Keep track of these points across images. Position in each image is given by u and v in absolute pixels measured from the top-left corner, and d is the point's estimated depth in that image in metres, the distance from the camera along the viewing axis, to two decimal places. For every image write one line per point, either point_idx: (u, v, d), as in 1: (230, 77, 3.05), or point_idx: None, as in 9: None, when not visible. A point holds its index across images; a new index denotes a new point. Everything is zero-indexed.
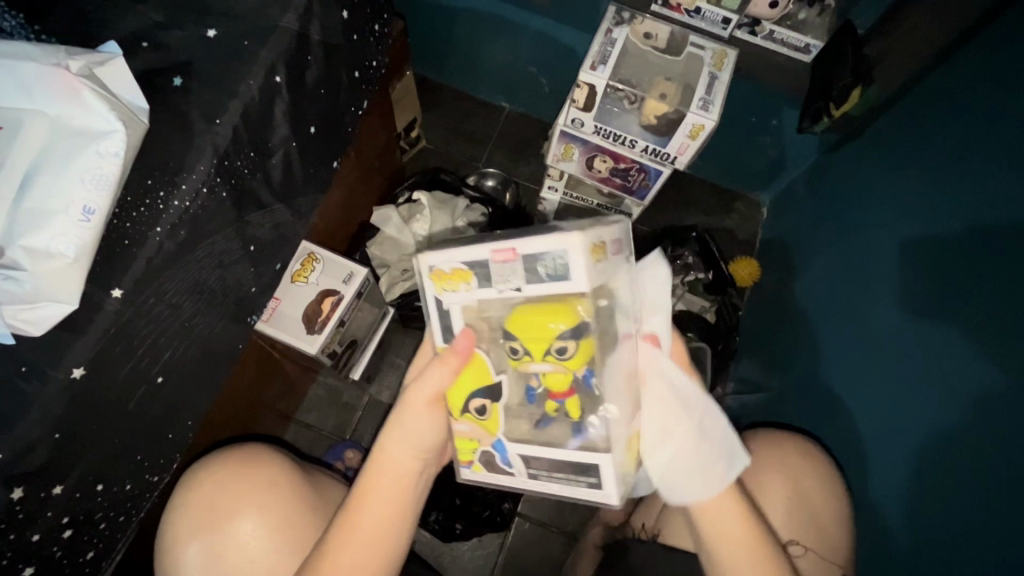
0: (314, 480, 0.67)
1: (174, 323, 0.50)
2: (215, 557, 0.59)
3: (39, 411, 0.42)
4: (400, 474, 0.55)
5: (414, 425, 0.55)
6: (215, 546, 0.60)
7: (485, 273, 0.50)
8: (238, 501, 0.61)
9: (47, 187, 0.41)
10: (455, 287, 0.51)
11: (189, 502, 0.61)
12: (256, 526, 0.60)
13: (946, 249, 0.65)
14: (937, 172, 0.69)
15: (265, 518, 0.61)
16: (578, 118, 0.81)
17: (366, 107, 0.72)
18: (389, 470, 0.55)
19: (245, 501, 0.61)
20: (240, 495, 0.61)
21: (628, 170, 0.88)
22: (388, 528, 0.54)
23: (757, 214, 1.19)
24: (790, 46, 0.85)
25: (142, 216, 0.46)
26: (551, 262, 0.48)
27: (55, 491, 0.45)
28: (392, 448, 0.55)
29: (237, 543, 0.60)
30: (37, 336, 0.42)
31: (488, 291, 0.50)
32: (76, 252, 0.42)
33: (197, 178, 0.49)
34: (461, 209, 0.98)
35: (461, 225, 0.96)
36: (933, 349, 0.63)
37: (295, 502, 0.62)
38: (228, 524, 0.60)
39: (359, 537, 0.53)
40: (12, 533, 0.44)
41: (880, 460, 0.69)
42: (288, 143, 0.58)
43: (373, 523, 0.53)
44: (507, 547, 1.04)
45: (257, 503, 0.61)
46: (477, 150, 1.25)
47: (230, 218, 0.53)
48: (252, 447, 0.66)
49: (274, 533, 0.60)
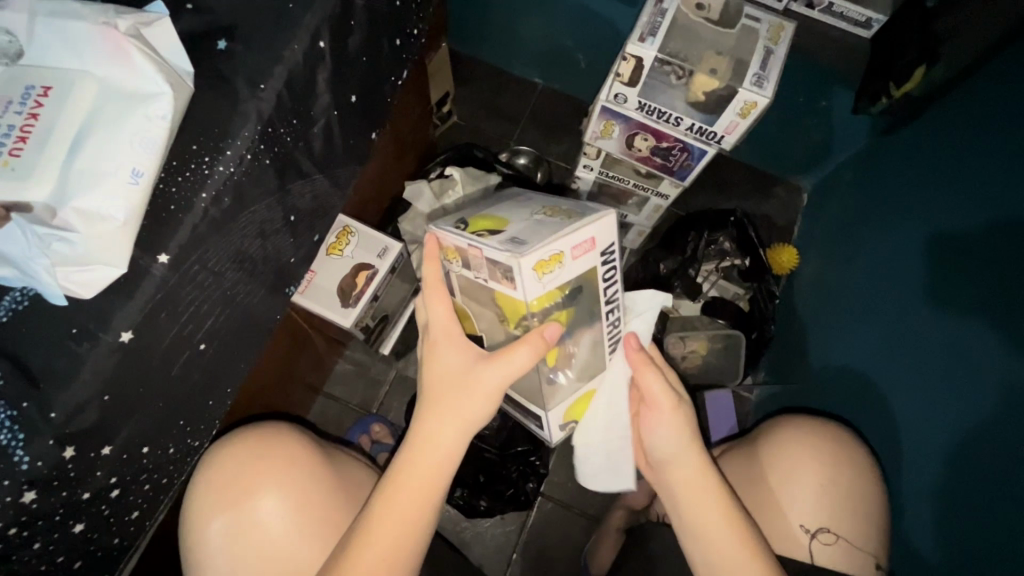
0: (333, 456, 0.68)
1: (215, 291, 0.50)
2: (238, 532, 0.61)
3: (88, 372, 0.42)
4: (442, 459, 0.54)
5: (477, 384, 0.53)
6: (236, 522, 0.61)
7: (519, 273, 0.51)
8: (256, 479, 0.62)
9: (96, 149, 0.41)
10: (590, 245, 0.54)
11: (208, 482, 0.62)
12: (276, 504, 0.61)
13: (998, 232, 0.61)
14: (995, 158, 0.64)
15: (286, 496, 0.62)
16: (622, 93, 0.78)
17: (404, 78, 0.71)
18: (428, 460, 0.54)
19: (263, 479, 0.62)
20: (261, 471, 0.62)
21: (670, 150, 0.85)
22: (424, 512, 0.54)
23: (797, 200, 1.15)
24: (850, 21, 0.82)
25: (187, 181, 0.46)
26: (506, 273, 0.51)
27: (104, 452, 0.45)
28: (435, 435, 0.54)
29: (257, 519, 0.61)
30: (87, 298, 0.42)
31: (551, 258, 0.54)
32: (125, 215, 0.41)
33: (241, 144, 0.48)
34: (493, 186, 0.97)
35: None
36: (976, 341, 0.60)
37: (315, 480, 0.63)
38: (252, 500, 0.61)
39: (404, 507, 0.53)
40: (64, 490, 0.44)
41: (915, 447, 0.67)
42: (330, 112, 0.56)
43: (416, 498, 0.53)
44: (529, 526, 1.05)
45: (276, 481, 0.62)
46: (509, 127, 1.22)
47: (273, 186, 0.52)
48: (270, 425, 0.66)
49: (298, 509, 0.61)
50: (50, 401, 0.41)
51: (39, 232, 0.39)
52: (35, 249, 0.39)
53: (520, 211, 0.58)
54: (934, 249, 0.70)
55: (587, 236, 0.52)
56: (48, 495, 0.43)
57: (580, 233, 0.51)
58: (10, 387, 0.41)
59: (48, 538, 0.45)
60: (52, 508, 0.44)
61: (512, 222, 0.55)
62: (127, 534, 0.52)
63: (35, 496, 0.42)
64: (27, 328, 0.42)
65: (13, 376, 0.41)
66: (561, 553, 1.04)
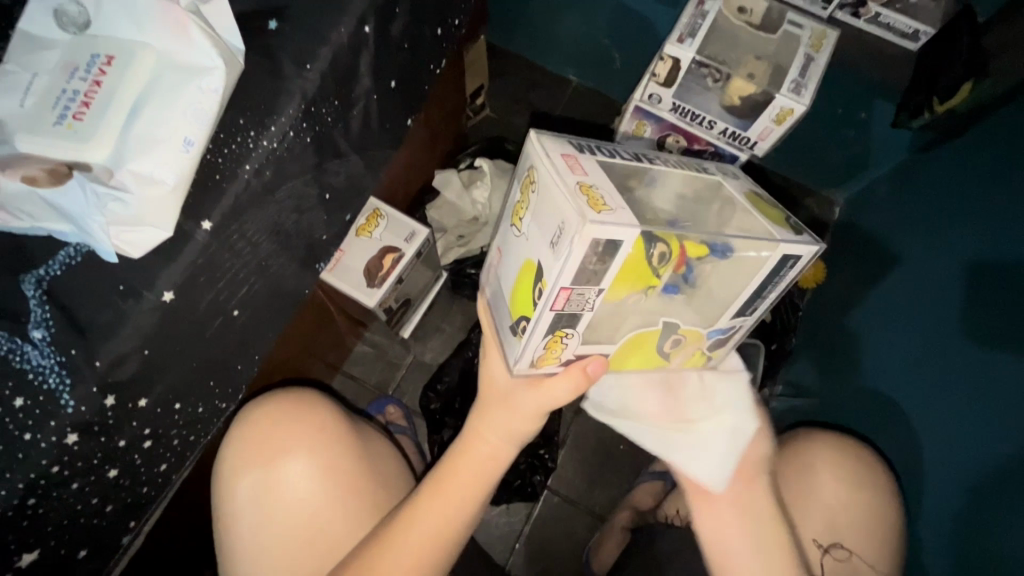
0: (359, 429, 0.72)
1: (252, 260, 0.52)
2: (267, 492, 0.64)
3: (131, 326, 0.45)
4: (483, 462, 0.60)
5: (519, 401, 0.58)
6: (266, 481, 0.64)
7: (503, 299, 0.56)
8: (291, 441, 0.66)
9: (153, 117, 0.43)
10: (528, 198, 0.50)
11: (240, 438, 0.65)
12: (305, 467, 0.65)
13: None
14: None
15: (314, 461, 0.66)
16: (656, 94, 0.78)
17: (443, 67, 0.72)
18: (474, 461, 0.60)
19: (298, 442, 0.66)
20: (291, 437, 0.66)
21: (701, 153, 0.85)
22: (467, 505, 0.59)
23: (827, 213, 1.13)
24: (897, 33, 0.79)
25: (233, 152, 0.48)
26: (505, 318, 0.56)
27: (140, 403, 0.48)
28: (486, 432, 0.61)
29: (288, 480, 0.65)
30: (135, 257, 0.45)
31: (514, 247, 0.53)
32: (175, 180, 0.44)
33: (285, 121, 0.50)
34: None
35: None
36: (1013, 376, 0.59)
37: (344, 449, 0.67)
38: (283, 462, 0.65)
39: (452, 498, 0.59)
40: (103, 436, 0.46)
41: (936, 471, 0.67)
42: (369, 96, 0.58)
43: (465, 486, 0.59)
44: (534, 518, 1.06)
45: (309, 445, 0.66)
46: (540, 122, 1.23)
47: (311, 164, 0.54)
48: (304, 392, 0.70)
49: (327, 476, 0.65)
50: (97, 349, 0.44)
51: (97, 191, 0.42)
52: (91, 206, 0.42)
53: (506, 256, 0.55)
54: (970, 274, 0.68)
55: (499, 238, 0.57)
56: (89, 440, 0.45)
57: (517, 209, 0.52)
58: (59, 334, 0.43)
59: (86, 479, 0.47)
60: (91, 453, 0.46)
61: (515, 276, 0.52)
62: (154, 485, 0.55)
63: (77, 439, 0.44)
64: (78, 280, 0.44)
65: (64, 326, 0.43)
66: (563, 546, 1.05)
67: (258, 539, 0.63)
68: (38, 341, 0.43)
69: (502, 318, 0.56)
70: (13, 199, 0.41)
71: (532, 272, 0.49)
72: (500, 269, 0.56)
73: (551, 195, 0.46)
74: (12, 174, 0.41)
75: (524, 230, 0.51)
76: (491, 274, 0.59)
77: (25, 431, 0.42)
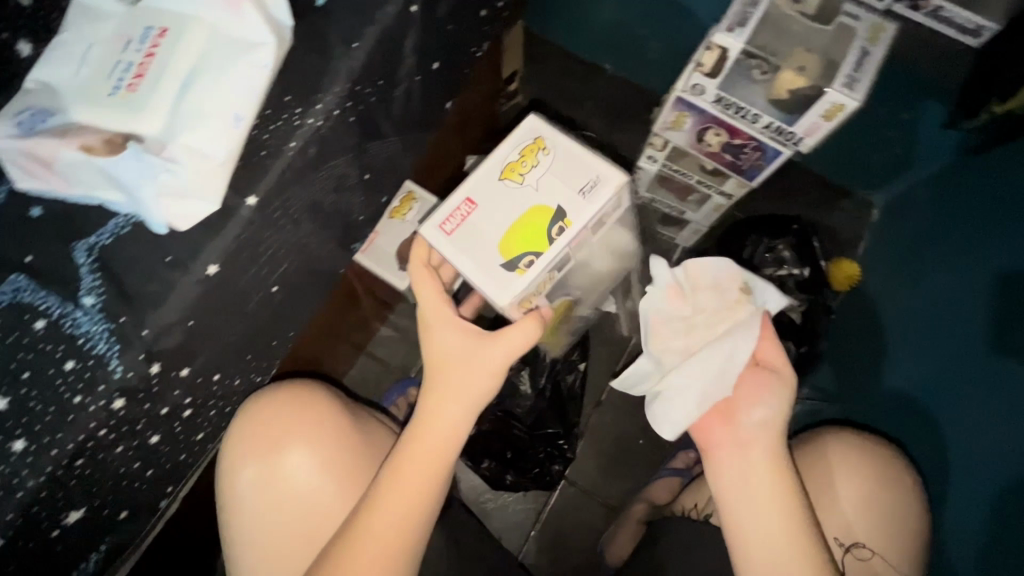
0: (358, 417, 0.71)
1: (292, 238, 0.52)
2: (266, 483, 0.65)
3: (177, 297, 0.45)
4: (442, 443, 0.59)
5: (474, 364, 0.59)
6: (263, 474, 0.65)
7: (480, 241, 0.55)
8: (283, 435, 0.65)
9: (204, 91, 0.43)
10: (532, 157, 0.57)
11: (241, 434, 0.64)
12: (301, 460, 0.65)
13: None
14: None
15: (309, 455, 0.65)
16: (700, 84, 0.75)
17: (483, 51, 0.72)
18: (431, 444, 0.59)
19: (291, 435, 0.65)
20: (284, 430, 0.65)
21: (742, 147, 0.83)
22: (428, 489, 0.58)
23: (865, 215, 1.10)
24: (956, 27, 0.75)
25: (280, 129, 0.48)
26: (478, 262, 0.56)
27: (183, 372, 0.49)
28: (439, 413, 0.59)
29: (286, 473, 0.65)
30: (183, 230, 0.45)
31: (499, 193, 0.56)
32: (225, 155, 0.44)
33: (330, 100, 0.50)
34: None
35: None
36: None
37: (340, 442, 0.66)
38: (279, 456, 0.65)
39: (408, 482, 0.57)
40: (146, 403, 0.47)
41: (961, 487, 0.68)
42: (412, 77, 0.58)
43: (428, 459, 0.58)
44: (549, 507, 1.07)
45: (302, 438, 0.66)
46: (573, 111, 1.22)
47: (353, 144, 0.54)
48: (299, 383, 0.69)
49: (322, 470, 0.65)
50: (145, 317, 0.45)
51: (150, 161, 0.42)
52: (142, 177, 0.42)
53: (490, 204, 0.55)
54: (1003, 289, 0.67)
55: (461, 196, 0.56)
56: (134, 406, 0.46)
57: (516, 161, 0.56)
58: (108, 301, 0.44)
59: (129, 444, 0.48)
60: (136, 418, 0.47)
61: (514, 219, 0.55)
62: (191, 452, 0.57)
63: (123, 404, 0.45)
64: (128, 250, 0.45)
65: (113, 293, 0.44)
66: (577, 537, 1.06)
67: (258, 530, 0.64)
68: (89, 308, 0.44)
69: (476, 265, 0.55)
70: (69, 168, 0.42)
71: (535, 217, 0.55)
72: (472, 215, 0.56)
73: (572, 157, 0.57)
74: (69, 142, 0.42)
75: (529, 183, 0.56)
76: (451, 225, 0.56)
77: (76, 393, 0.43)
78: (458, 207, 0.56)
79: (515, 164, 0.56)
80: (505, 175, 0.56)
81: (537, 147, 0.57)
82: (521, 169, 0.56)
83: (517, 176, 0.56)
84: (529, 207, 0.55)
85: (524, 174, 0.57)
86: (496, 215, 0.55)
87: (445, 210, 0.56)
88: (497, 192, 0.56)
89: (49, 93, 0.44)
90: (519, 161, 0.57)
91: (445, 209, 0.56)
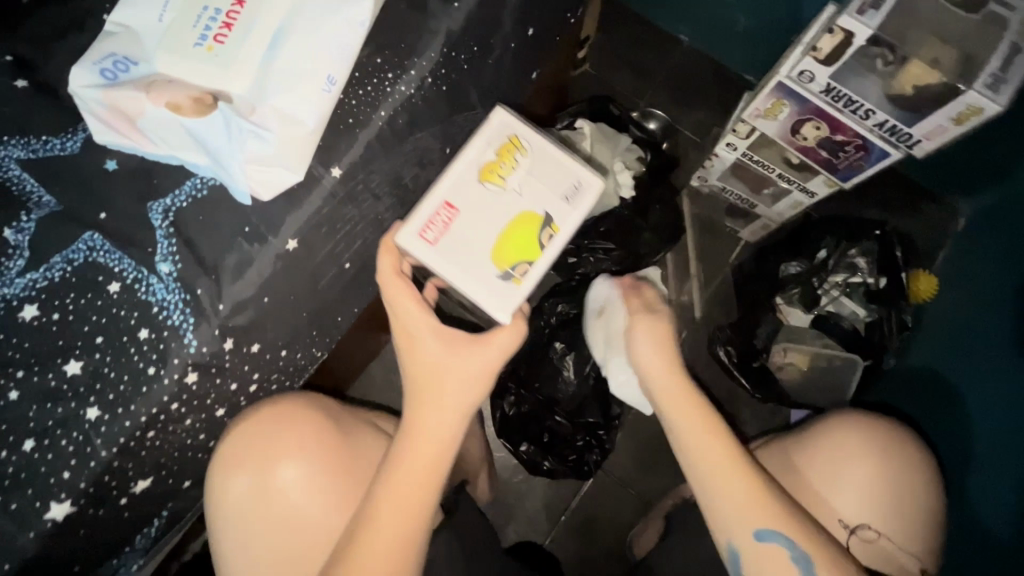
0: (360, 430, 0.58)
1: (369, 214, 0.49)
2: (257, 501, 0.52)
3: (255, 270, 0.44)
4: (439, 447, 0.51)
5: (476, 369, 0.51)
6: (257, 489, 0.52)
7: (458, 255, 0.50)
8: (281, 447, 0.53)
9: (298, 47, 0.41)
10: (507, 157, 0.52)
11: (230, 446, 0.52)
12: (299, 478, 0.53)
13: None
14: None
15: (310, 473, 0.53)
16: (811, 71, 0.69)
17: (578, 17, 0.68)
18: (432, 451, 0.51)
19: (289, 448, 0.53)
20: (282, 444, 0.53)
21: (843, 144, 0.76)
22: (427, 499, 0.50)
23: (950, 225, 1.02)
24: None
25: (369, 95, 0.45)
26: (462, 276, 0.50)
27: (254, 348, 0.47)
28: (439, 417, 0.51)
29: (280, 490, 0.53)
30: (264, 200, 0.43)
31: (471, 198, 0.51)
32: (316, 121, 0.41)
33: (425, 65, 0.46)
34: (621, 147, 0.98)
35: (618, 164, 0.96)
36: None
37: (344, 462, 0.54)
38: (273, 471, 0.53)
39: (410, 490, 0.49)
40: (217, 377, 0.46)
41: (981, 471, 0.75)
42: (507, 43, 0.53)
43: (417, 476, 0.50)
44: (581, 494, 1.05)
45: (301, 450, 0.53)
46: (642, 85, 1.14)
47: (443, 116, 0.50)
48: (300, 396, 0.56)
49: (318, 490, 0.53)
50: (223, 291, 0.43)
51: (238, 126, 0.40)
52: (231, 140, 0.40)
53: (472, 213, 0.50)
54: None
55: (439, 203, 0.50)
56: (205, 380, 0.45)
57: (482, 165, 0.51)
58: (185, 270, 0.42)
59: (198, 416, 0.48)
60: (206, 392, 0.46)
61: (503, 227, 0.50)
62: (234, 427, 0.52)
63: (196, 378, 0.44)
64: (211, 215, 0.43)
65: (190, 261, 0.43)
66: (607, 527, 1.04)
67: (247, 554, 0.52)
68: (165, 276, 0.43)
69: (465, 277, 0.50)
70: (153, 125, 0.40)
71: (513, 225, 0.51)
72: (445, 225, 0.50)
73: (550, 156, 0.53)
74: (156, 99, 0.39)
75: (514, 187, 0.51)
76: (425, 232, 0.50)
77: (149, 365, 0.43)
78: (434, 213, 0.50)
79: (488, 167, 0.51)
80: (477, 182, 0.51)
81: (513, 141, 0.52)
82: (494, 172, 0.51)
83: (490, 183, 0.51)
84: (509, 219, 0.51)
85: (499, 178, 0.51)
86: (471, 228, 0.50)
87: (417, 223, 0.50)
88: (465, 203, 0.51)
89: (128, 36, 0.41)
90: (493, 161, 0.52)
91: (416, 220, 0.50)
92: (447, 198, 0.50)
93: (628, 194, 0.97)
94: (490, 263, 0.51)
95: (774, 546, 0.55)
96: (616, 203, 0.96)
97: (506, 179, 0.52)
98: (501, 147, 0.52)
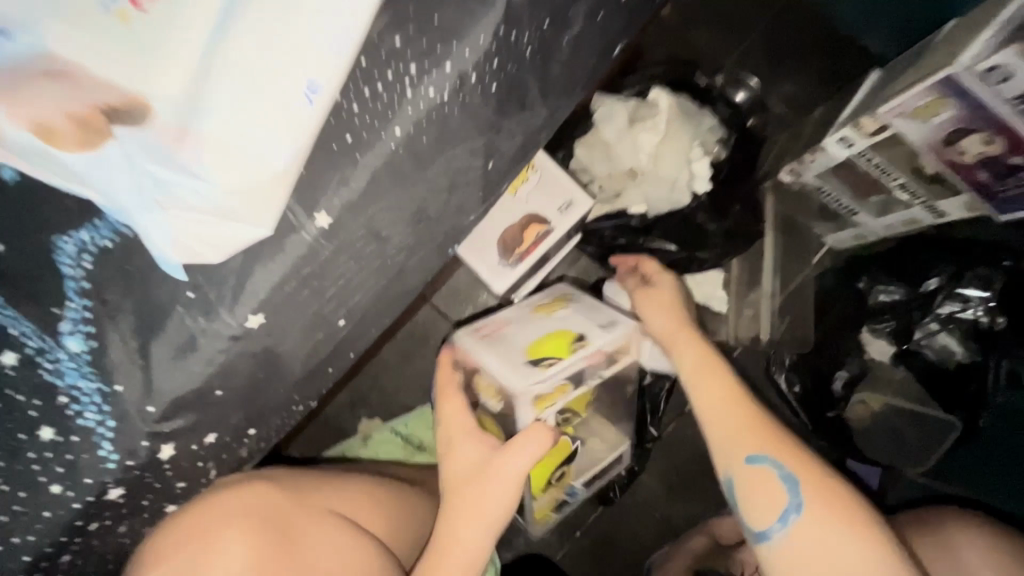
0: (314, 506, 0.59)
1: (374, 259, 0.47)
2: None
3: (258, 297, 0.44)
4: (472, 543, 0.57)
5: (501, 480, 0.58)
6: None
7: (498, 348, 0.68)
8: (222, 529, 0.54)
9: (245, 47, 0.38)
10: (556, 306, 0.74)
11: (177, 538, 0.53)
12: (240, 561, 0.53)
13: None
14: None
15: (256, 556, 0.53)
16: (1011, 70, 0.55)
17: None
18: (466, 539, 0.57)
19: (232, 532, 0.54)
20: (226, 525, 0.54)
21: (1009, 168, 0.64)
22: None
23: None
24: None
25: (384, 106, 0.41)
26: (499, 357, 0.67)
27: (208, 439, 0.50)
28: (464, 519, 0.57)
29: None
30: (215, 260, 0.43)
31: (523, 318, 0.72)
32: (289, 160, 0.40)
33: (469, 57, 0.40)
34: (703, 128, 0.80)
35: (696, 150, 0.79)
36: None
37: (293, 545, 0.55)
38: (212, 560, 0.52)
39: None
40: (157, 483, 0.50)
41: None
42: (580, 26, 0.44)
43: (458, 566, 0.56)
44: (602, 512, 0.96)
45: (245, 533, 0.54)
46: (732, 41, 0.92)
47: (482, 124, 0.44)
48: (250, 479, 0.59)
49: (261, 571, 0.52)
50: (155, 395, 0.46)
51: (157, 174, 0.40)
52: (174, 194, 0.40)
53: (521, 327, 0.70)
54: None
55: (499, 320, 0.73)
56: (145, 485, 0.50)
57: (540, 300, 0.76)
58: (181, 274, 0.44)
59: (122, 519, 0.52)
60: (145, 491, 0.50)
61: (544, 333, 0.69)
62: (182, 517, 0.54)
63: (120, 492, 0.49)
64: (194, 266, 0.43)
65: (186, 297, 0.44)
66: (625, 547, 0.96)
67: None
68: (75, 356, 0.45)
69: (506, 367, 0.65)
70: (22, 148, 0.40)
71: (547, 334, 0.69)
72: (498, 329, 0.71)
73: (590, 305, 0.74)
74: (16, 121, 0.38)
75: (560, 316, 0.71)
76: (487, 334, 0.71)
77: (53, 479, 0.46)
78: (489, 326, 0.72)
79: (545, 304, 0.74)
80: (523, 316, 0.72)
81: (560, 296, 0.76)
82: (545, 306, 0.74)
83: (541, 306, 0.74)
84: (547, 331, 0.69)
85: (551, 311, 0.72)
86: (519, 331, 0.70)
87: (478, 336, 0.70)
88: (517, 319, 0.72)
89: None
90: (547, 301, 0.75)
91: (476, 333, 0.71)
92: (506, 320, 0.72)
93: (705, 189, 0.79)
94: (524, 354, 0.67)
95: (762, 469, 0.55)
96: (687, 199, 0.80)
97: (561, 312, 0.72)
98: (554, 297, 0.76)
